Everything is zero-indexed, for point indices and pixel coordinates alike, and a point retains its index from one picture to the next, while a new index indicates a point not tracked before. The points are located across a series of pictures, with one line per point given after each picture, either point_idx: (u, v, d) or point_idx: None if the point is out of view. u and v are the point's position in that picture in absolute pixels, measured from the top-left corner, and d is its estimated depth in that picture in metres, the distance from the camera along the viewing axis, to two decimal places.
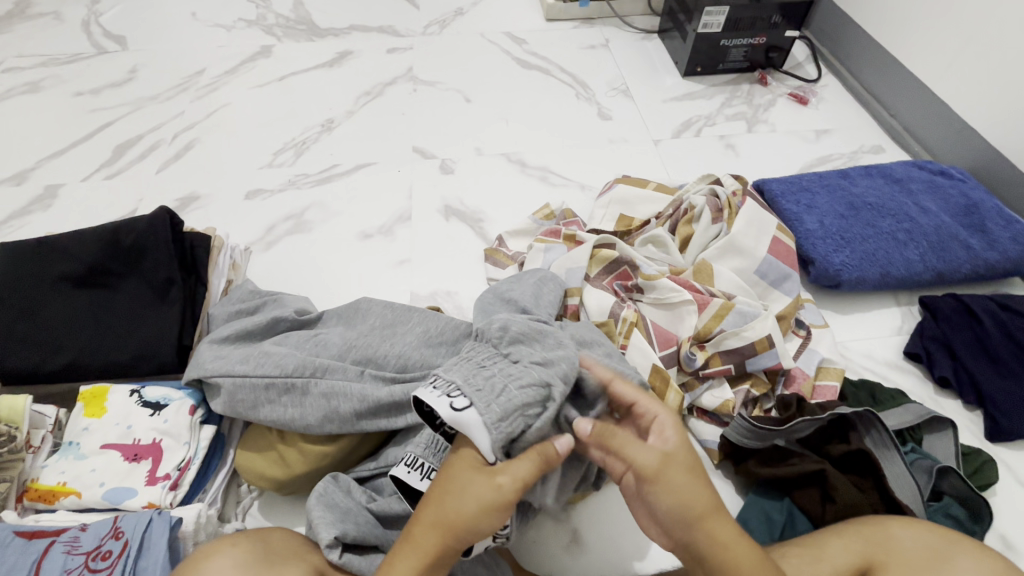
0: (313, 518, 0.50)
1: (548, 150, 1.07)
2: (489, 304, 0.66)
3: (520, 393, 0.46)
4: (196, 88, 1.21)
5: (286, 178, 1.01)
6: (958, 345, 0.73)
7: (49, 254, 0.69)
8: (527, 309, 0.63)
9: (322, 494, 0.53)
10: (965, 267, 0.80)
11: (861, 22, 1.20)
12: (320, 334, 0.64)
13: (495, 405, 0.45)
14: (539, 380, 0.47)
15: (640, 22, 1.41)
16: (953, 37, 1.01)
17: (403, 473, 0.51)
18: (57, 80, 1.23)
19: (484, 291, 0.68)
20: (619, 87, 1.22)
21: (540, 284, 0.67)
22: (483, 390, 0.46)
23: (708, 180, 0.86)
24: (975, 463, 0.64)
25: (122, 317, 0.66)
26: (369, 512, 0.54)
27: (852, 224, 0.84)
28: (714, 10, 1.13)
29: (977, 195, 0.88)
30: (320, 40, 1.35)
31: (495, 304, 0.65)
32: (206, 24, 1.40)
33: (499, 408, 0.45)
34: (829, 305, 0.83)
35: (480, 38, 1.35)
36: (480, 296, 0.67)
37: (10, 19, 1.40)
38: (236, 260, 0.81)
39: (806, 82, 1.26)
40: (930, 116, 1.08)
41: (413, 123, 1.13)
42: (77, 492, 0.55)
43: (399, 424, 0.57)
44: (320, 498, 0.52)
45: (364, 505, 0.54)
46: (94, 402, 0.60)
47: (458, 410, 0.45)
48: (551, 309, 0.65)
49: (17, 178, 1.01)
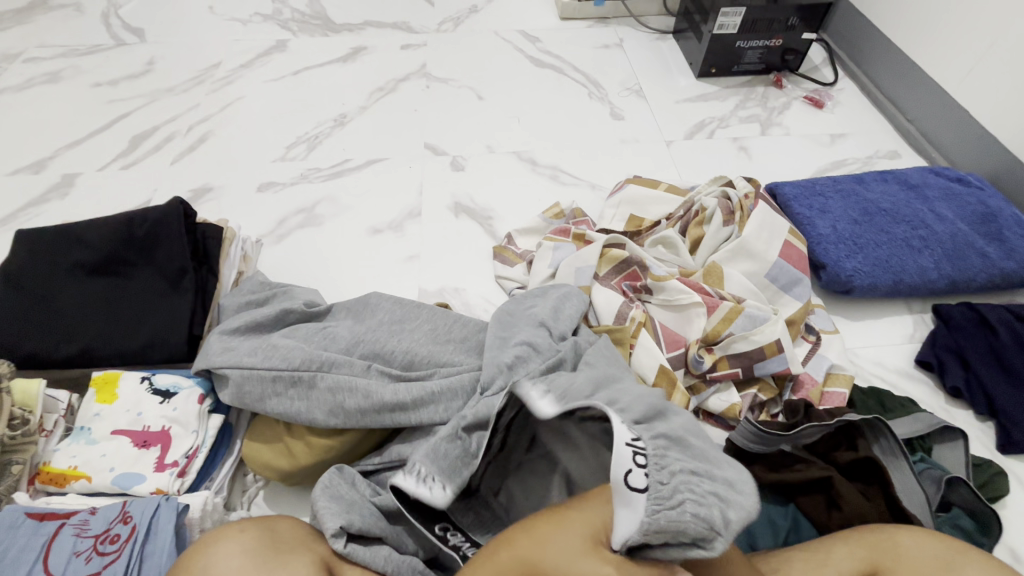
0: (318, 507, 0.51)
1: (559, 149, 1.07)
2: (510, 315, 0.66)
3: (692, 519, 0.40)
4: (212, 81, 1.23)
5: (298, 172, 1.02)
6: (971, 355, 0.72)
7: (65, 242, 0.70)
8: (545, 322, 0.63)
9: (328, 485, 0.53)
10: (981, 275, 0.79)
11: (880, 26, 1.19)
12: (328, 328, 0.64)
13: (664, 513, 0.39)
14: (714, 524, 0.40)
15: (655, 23, 1.40)
16: (974, 42, 0.99)
17: (404, 480, 0.48)
18: (76, 71, 1.25)
19: (508, 302, 0.69)
20: (632, 87, 1.22)
21: (563, 299, 0.67)
22: (665, 483, 0.41)
23: (720, 182, 0.85)
24: (986, 475, 0.63)
25: (134, 306, 0.67)
26: (373, 505, 0.54)
27: (866, 230, 0.83)
28: (730, 11, 1.12)
29: (995, 203, 0.86)
30: (334, 35, 1.36)
31: (514, 317, 0.66)
32: (222, 18, 1.41)
33: (665, 517, 0.39)
34: (840, 311, 0.82)
35: (494, 36, 1.35)
36: (504, 305, 0.67)
37: (32, 10, 1.43)
38: (248, 252, 0.82)
39: (822, 85, 1.24)
40: (948, 121, 1.06)
41: (425, 119, 1.13)
42: (87, 477, 0.56)
43: (405, 422, 0.57)
44: (326, 490, 0.53)
45: (369, 498, 0.55)
46: (106, 388, 0.61)
47: (634, 486, 0.40)
48: (569, 325, 0.65)
49: (36, 167, 1.03)
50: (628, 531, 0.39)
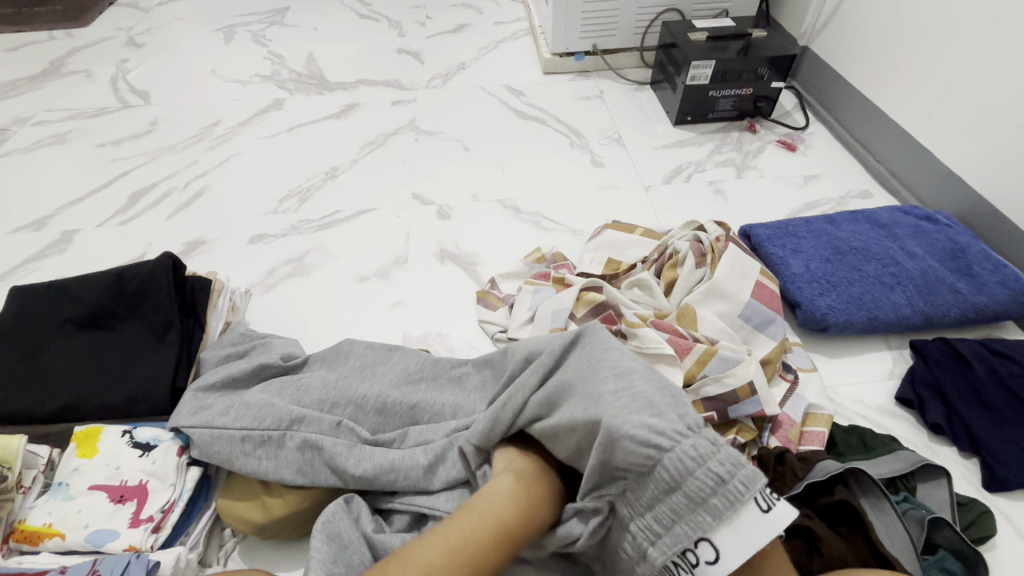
0: (313, 547, 0.51)
1: (543, 195, 1.11)
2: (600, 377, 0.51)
3: (649, 466, 0.45)
4: (210, 139, 1.29)
5: (289, 224, 1.06)
6: (950, 390, 0.72)
7: (59, 298, 0.72)
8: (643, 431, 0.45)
9: (328, 520, 0.53)
10: (954, 310, 0.80)
11: (846, 75, 1.26)
12: (303, 379, 0.66)
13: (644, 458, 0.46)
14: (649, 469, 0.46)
15: (634, 75, 1.49)
16: (932, 87, 1.04)
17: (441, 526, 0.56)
18: (82, 132, 1.32)
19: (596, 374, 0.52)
20: (612, 136, 1.27)
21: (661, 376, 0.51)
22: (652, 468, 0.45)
23: (693, 226, 0.88)
24: (971, 515, 0.62)
25: (121, 359, 0.69)
26: (368, 548, 0.53)
27: (838, 268, 0.85)
28: (701, 64, 1.19)
29: (963, 239, 0.88)
30: (329, 93, 1.43)
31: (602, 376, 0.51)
32: (224, 79, 1.50)
33: (668, 474, 0.45)
34: (818, 349, 0.83)
35: (481, 91, 1.42)
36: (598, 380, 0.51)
37: (45, 77, 1.53)
38: (236, 302, 0.84)
39: (795, 129, 1.30)
40: (914, 162, 1.10)
41: (414, 171, 1.18)
42: (62, 534, 0.56)
43: (389, 481, 0.57)
44: (326, 524, 0.53)
45: (368, 534, 0.54)
46: (87, 442, 0.62)
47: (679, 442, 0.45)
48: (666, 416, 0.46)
49: (37, 225, 1.06)
50: (668, 464, 0.45)
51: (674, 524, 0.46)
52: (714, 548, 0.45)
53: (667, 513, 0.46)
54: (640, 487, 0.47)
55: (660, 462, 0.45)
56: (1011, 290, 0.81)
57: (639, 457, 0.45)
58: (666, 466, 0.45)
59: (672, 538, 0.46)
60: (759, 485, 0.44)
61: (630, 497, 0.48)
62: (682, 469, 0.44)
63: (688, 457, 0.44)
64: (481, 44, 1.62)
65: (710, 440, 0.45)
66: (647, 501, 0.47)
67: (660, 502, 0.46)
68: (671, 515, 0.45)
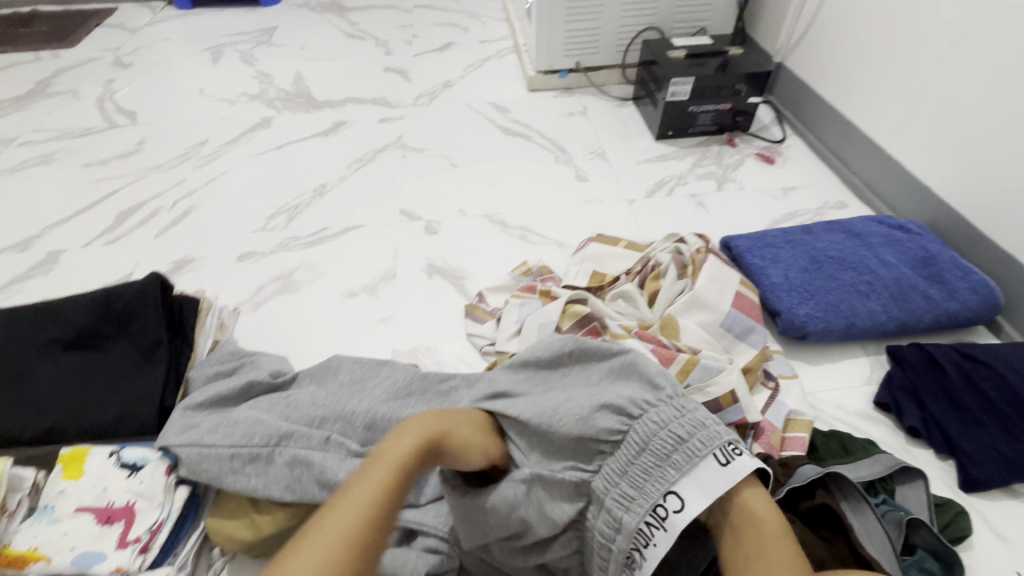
0: None
1: (529, 210, 1.13)
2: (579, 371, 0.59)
3: (620, 427, 0.51)
4: (198, 157, 1.29)
5: (277, 241, 1.06)
6: (925, 394, 0.75)
7: (45, 318, 0.72)
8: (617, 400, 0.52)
9: None
10: (927, 316, 0.83)
11: (820, 90, 1.31)
12: (292, 396, 0.67)
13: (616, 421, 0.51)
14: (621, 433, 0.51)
15: (616, 91, 1.52)
16: (900, 102, 1.09)
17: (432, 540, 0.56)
18: (68, 152, 1.32)
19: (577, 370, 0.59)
20: (596, 151, 1.30)
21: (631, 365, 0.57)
22: (626, 433, 0.51)
23: (674, 238, 0.90)
24: (949, 515, 0.64)
25: (109, 379, 0.69)
26: None
27: (815, 278, 0.87)
28: (681, 81, 1.23)
29: (934, 248, 0.92)
30: (317, 111, 1.45)
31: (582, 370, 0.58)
32: (212, 99, 1.52)
33: (640, 435, 0.50)
34: (798, 356, 0.85)
35: (467, 108, 1.45)
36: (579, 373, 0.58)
37: (30, 98, 1.53)
38: (224, 320, 0.84)
39: (772, 142, 1.34)
40: (886, 173, 1.13)
41: (401, 187, 1.19)
42: (47, 557, 0.55)
43: None
44: None
45: None
46: (73, 464, 0.61)
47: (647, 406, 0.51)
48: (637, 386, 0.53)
49: (22, 245, 1.06)
50: (638, 425, 0.50)
51: (645, 483, 0.49)
52: (680, 498, 0.48)
53: (639, 474, 0.50)
54: (613, 455, 0.51)
55: (631, 425, 0.51)
56: (980, 296, 0.84)
57: (612, 419, 0.51)
58: (637, 426, 0.51)
59: (644, 496, 0.49)
60: (719, 441, 0.49)
61: (606, 469, 0.51)
62: (649, 427, 0.50)
63: (657, 417, 0.50)
64: (467, 62, 1.66)
65: (677, 407, 0.51)
66: (619, 466, 0.50)
67: (632, 466, 0.50)
68: (643, 474, 0.49)
